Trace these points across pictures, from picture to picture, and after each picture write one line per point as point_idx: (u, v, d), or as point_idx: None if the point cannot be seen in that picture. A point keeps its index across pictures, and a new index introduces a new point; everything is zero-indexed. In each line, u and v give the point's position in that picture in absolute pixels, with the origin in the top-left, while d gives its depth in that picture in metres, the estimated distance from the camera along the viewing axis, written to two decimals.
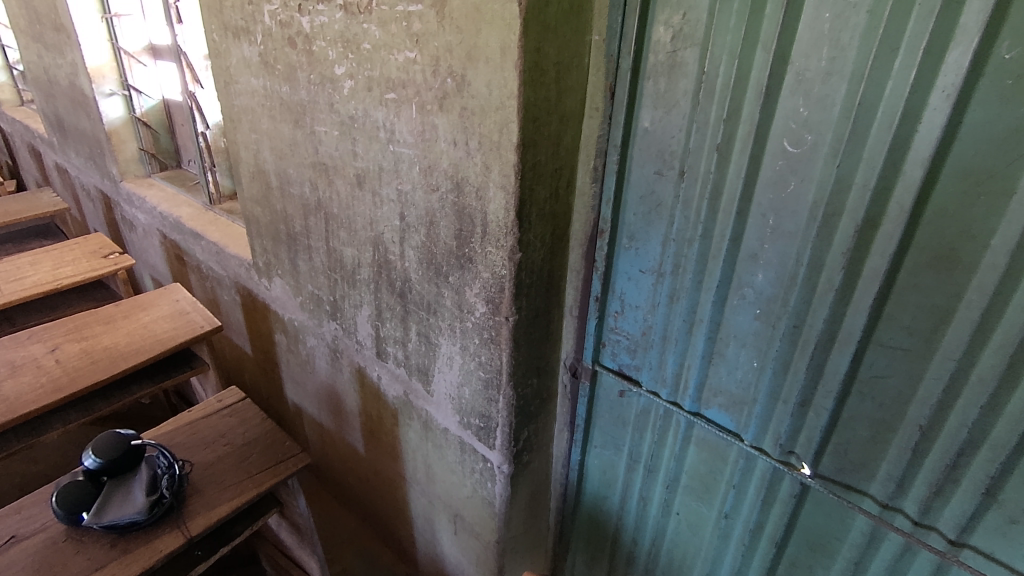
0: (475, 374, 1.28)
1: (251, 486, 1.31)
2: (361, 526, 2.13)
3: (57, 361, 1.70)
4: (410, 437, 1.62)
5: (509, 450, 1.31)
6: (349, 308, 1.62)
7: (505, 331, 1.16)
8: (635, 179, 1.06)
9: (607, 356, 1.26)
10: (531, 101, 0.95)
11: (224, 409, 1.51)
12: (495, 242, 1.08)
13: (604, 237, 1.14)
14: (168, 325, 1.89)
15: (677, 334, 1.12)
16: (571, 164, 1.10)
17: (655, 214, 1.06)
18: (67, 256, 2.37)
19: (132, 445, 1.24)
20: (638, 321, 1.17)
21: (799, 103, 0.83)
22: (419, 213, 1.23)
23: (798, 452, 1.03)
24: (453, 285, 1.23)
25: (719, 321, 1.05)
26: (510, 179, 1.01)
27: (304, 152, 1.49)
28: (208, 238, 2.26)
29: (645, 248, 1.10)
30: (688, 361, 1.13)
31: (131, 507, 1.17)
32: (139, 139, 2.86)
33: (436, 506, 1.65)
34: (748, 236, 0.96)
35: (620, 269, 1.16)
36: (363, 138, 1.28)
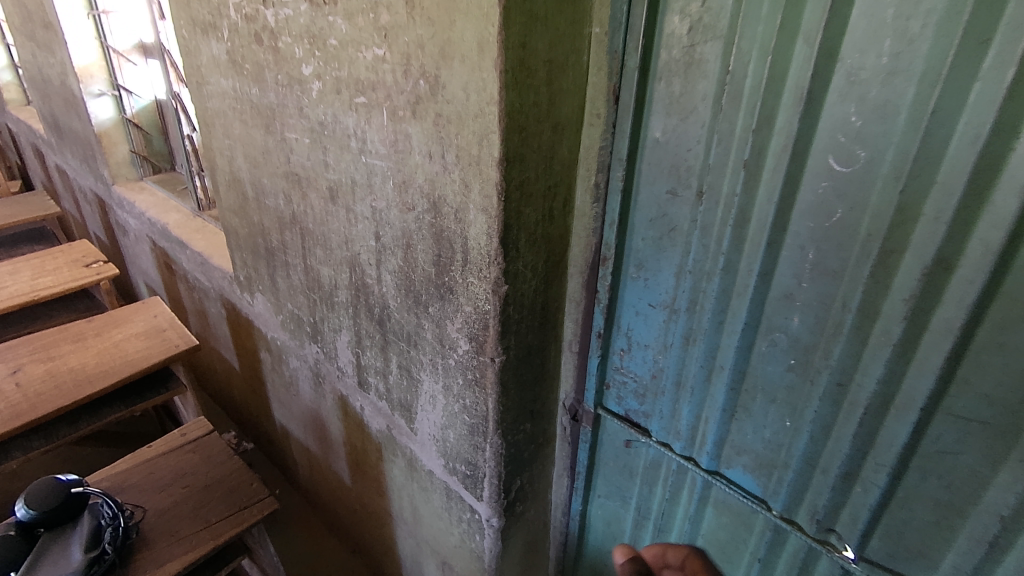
0: (459, 418, 1.12)
1: (208, 538, 1.17)
2: (350, 557, 1.99)
3: (17, 384, 1.58)
4: (395, 475, 1.47)
5: (498, 503, 1.15)
6: (329, 332, 1.47)
7: (490, 374, 1.00)
8: (644, 199, 0.89)
9: (611, 399, 1.10)
10: (516, 108, 0.79)
11: (187, 445, 1.37)
12: (477, 272, 0.92)
13: (607, 265, 0.97)
14: (141, 344, 1.76)
15: (693, 382, 0.95)
16: (567, 180, 0.93)
17: (668, 240, 0.88)
18: (48, 265, 2.26)
19: (72, 493, 1.12)
20: (647, 363, 1.00)
21: (850, 110, 0.65)
22: (395, 234, 1.07)
23: (841, 531, 0.86)
24: (433, 316, 1.06)
25: (744, 370, 0.88)
26: (492, 201, 0.84)
27: (276, 162, 1.34)
28: (193, 248, 2.13)
29: (656, 279, 0.93)
30: (707, 414, 0.96)
31: (67, 566, 1.04)
32: (131, 141, 2.74)
33: (423, 549, 1.50)
34: (782, 272, 0.78)
35: (626, 301, 0.99)
36: (334, 148, 1.12)
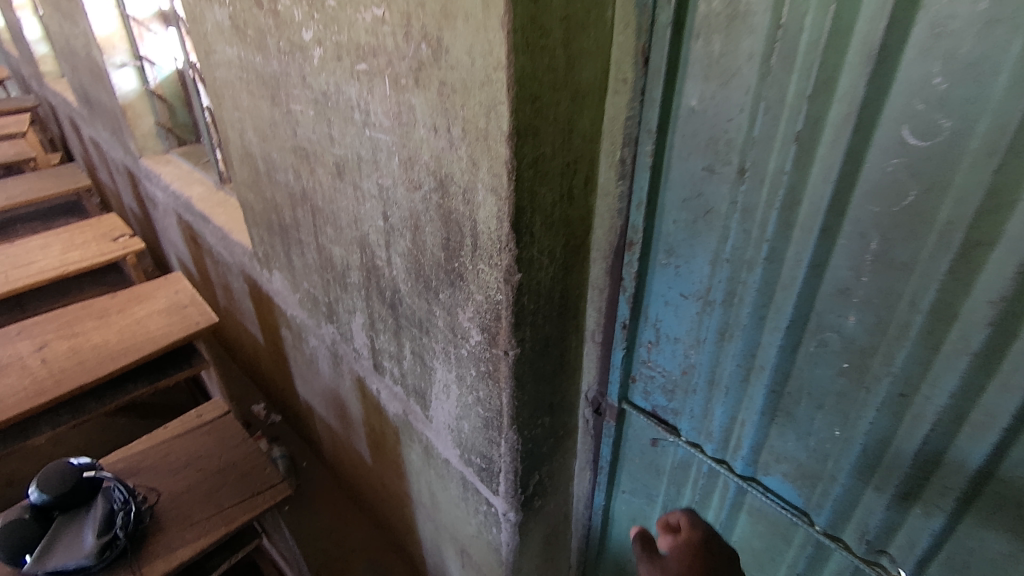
0: (473, 410, 1.05)
1: (220, 524, 1.15)
2: (375, 534, 1.98)
3: (42, 360, 1.59)
4: (413, 459, 1.43)
5: (515, 498, 1.09)
6: (344, 313, 1.41)
7: (503, 368, 0.92)
8: (676, 177, 0.78)
9: (637, 393, 1.01)
10: (527, 74, 0.68)
11: (202, 427, 1.35)
12: (488, 259, 0.83)
13: (634, 251, 0.87)
14: (162, 321, 1.75)
15: (728, 382, 0.85)
16: (589, 154, 0.83)
17: (703, 224, 0.78)
18: (77, 239, 2.27)
19: (84, 477, 1.11)
20: (677, 358, 0.91)
21: (934, 69, 0.53)
22: (403, 214, 0.99)
23: (894, 554, 0.76)
24: (444, 303, 0.99)
25: (788, 371, 0.78)
26: (501, 179, 0.74)
27: (283, 135, 1.27)
28: (214, 222, 2.10)
29: (688, 268, 0.82)
30: (744, 417, 0.86)
31: (80, 550, 1.03)
32: (156, 114, 2.72)
33: (442, 534, 1.46)
34: (837, 264, 0.67)
35: (654, 290, 0.89)
36: (338, 120, 1.04)
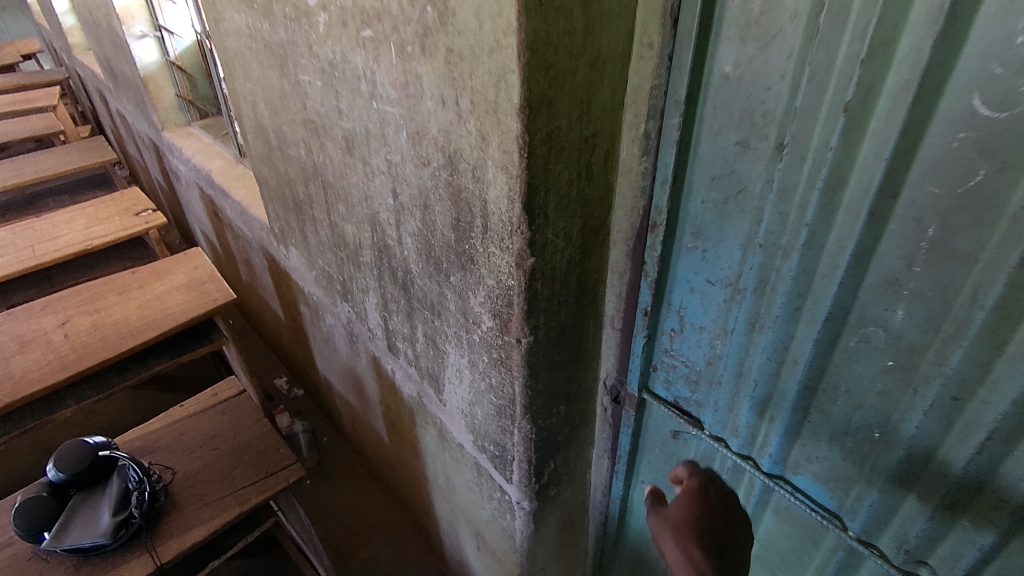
0: (486, 397, 1.01)
1: (234, 505, 1.15)
2: (393, 510, 1.99)
3: (65, 335, 1.61)
4: (428, 441, 1.40)
5: (528, 487, 1.05)
6: (358, 292, 1.38)
7: (516, 356, 0.87)
8: (706, 152, 0.71)
9: (658, 383, 0.95)
10: (540, 39, 0.62)
11: (218, 406, 1.35)
12: (499, 242, 0.78)
13: (657, 233, 0.80)
14: (182, 297, 1.75)
15: (758, 375, 0.79)
16: (610, 128, 0.76)
17: (735, 205, 0.71)
18: (101, 213, 2.29)
19: (99, 457, 1.11)
20: (702, 348, 0.85)
21: (1017, 26, 0.45)
22: (412, 192, 0.93)
23: (935, 566, 0.70)
24: (455, 286, 0.94)
25: (824, 367, 0.71)
26: (512, 156, 0.68)
27: (293, 108, 1.22)
28: (233, 197, 2.09)
29: (717, 252, 0.76)
30: (773, 413, 0.80)
31: (96, 528, 1.04)
32: (176, 86, 2.69)
33: (458, 516, 1.45)
34: (886, 252, 0.60)
35: (678, 275, 0.82)
36: (346, 91, 0.98)
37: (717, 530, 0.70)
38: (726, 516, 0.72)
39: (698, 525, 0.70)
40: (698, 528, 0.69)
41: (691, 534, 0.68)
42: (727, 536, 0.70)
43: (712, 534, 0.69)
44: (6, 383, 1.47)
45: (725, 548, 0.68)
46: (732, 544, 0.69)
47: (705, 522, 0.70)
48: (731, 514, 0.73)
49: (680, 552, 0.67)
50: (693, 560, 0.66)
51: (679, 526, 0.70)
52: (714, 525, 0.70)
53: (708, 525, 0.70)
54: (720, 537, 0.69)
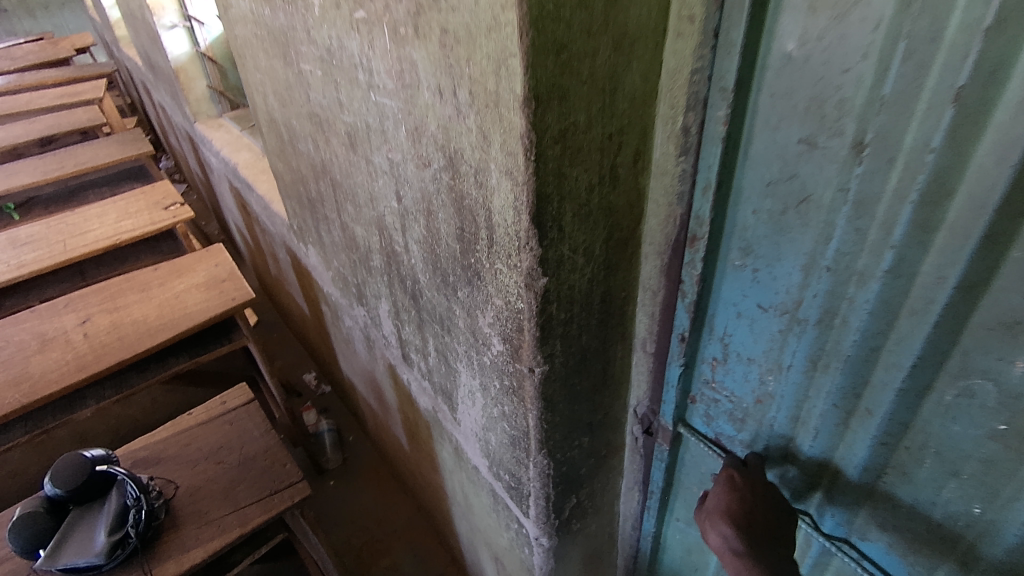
0: (500, 424, 0.90)
1: (235, 526, 1.10)
2: (417, 517, 1.91)
3: (85, 335, 1.59)
4: (446, 457, 1.31)
5: (547, 524, 0.94)
6: (371, 297, 1.29)
7: (529, 387, 0.76)
8: (760, 153, 0.57)
9: (697, 416, 0.82)
10: (548, 14, 0.49)
11: (226, 415, 1.31)
12: (506, 258, 0.66)
13: (698, 248, 0.66)
14: (201, 296, 1.71)
15: (819, 421, 0.65)
16: (641, 121, 0.62)
17: (796, 218, 0.56)
18: (132, 206, 2.28)
19: (95, 471, 1.07)
20: (750, 383, 0.71)
21: None
22: (415, 195, 0.82)
23: None
24: (463, 302, 0.83)
25: (908, 423, 0.57)
26: (517, 160, 0.56)
27: (299, 100, 1.12)
28: (257, 191, 2.04)
29: (771, 273, 0.62)
30: (839, 465, 0.66)
31: (90, 548, 1.01)
32: (207, 76, 2.66)
33: (477, 538, 1.35)
34: (1006, 288, 0.45)
35: (721, 297, 0.69)
36: (345, 81, 0.87)
37: (755, 502, 0.69)
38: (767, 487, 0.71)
39: (733, 500, 0.69)
40: (733, 505, 0.69)
41: (723, 511, 0.69)
42: (768, 509, 0.69)
43: (748, 506, 0.68)
44: (24, 383, 1.46)
45: (763, 523, 0.68)
46: (771, 517, 0.68)
47: (741, 497, 0.69)
48: (771, 487, 0.71)
49: (717, 536, 0.68)
50: (730, 542, 0.67)
51: (713, 508, 0.70)
52: (751, 497, 0.69)
53: (745, 499, 0.69)
54: (760, 509, 0.68)
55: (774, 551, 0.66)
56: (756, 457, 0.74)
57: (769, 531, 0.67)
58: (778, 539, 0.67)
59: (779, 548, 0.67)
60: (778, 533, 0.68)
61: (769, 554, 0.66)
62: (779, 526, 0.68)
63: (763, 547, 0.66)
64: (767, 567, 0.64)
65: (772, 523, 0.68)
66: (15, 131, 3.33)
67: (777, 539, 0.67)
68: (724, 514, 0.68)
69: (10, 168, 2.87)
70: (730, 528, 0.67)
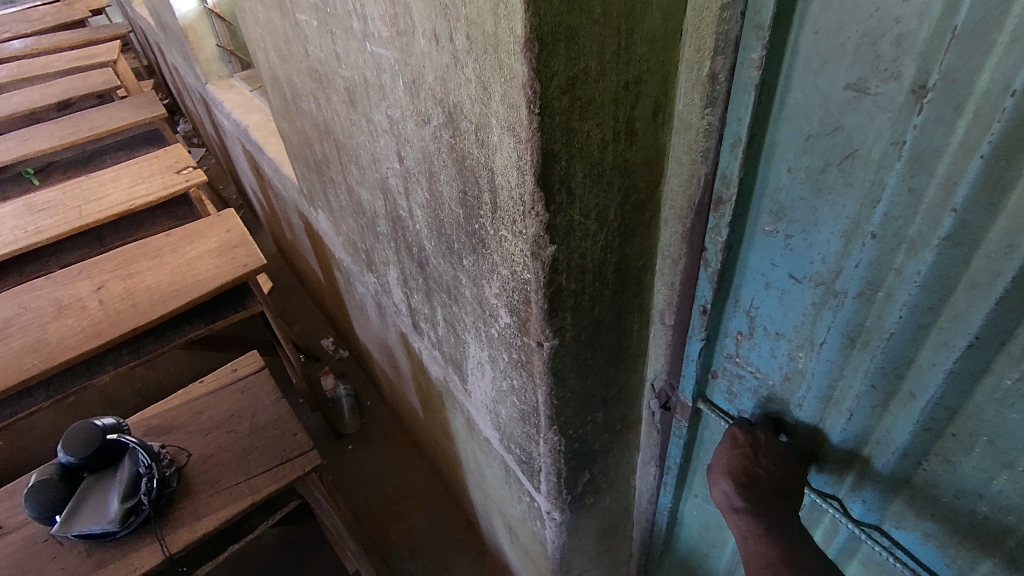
0: (509, 398, 0.86)
1: (247, 493, 1.11)
2: (434, 481, 1.92)
3: (100, 301, 1.59)
4: (458, 427, 1.28)
5: (559, 500, 0.91)
6: (380, 264, 1.24)
7: (538, 362, 0.71)
8: (799, 102, 0.49)
9: (718, 393, 0.77)
10: None
11: (237, 383, 1.32)
12: (511, 224, 0.60)
13: (723, 212, 0.59)
14: (213, 262, 1.69)
15: (854, 404, 0.60)
16: (662, 68, 0.55)
17: (838, 177, 0.49)
18: (145, 171, 2.26)
19: (107, 440, 1.07)
20: (778, 360, 0.65)
21: None
22: (416, 156, 0.76)
23: None
24: (469, 271, 0.78)
25: (958, 408, 0.51)
26: (520, 113, 0.50)
27: (299, 55, 1.06)
28: (268, 154, 1.99)
29: (806, 239, 0.55)
30: (875, 449, 0.61)
31: (104, 515, 1.02)
32: (216, 36, 2.59)
33: (491, 507, 1.34)
34: None
35: (748, 266, 0.63)
36: (341, 32, 0.81)
37: (756, 454, 0.66)
38: (768, 439, 0.67)
39: (734, 457, 0.67)
40: (733, 461, 0.66)
41: (724, 467, 0.66)
42: (774, 464, 0.65)
43: (747, 459, 0.65)
44: (43, 350, 1.47)
45: (766, 477, 0.64)
46: (777, 471, 0.64)
47: (743, 451, 0.67)
48: (782, 448, 0.67)
49: (720, 494, 0.65)
50: (731, 499, 0.63)
51: (716, 467, 0.67)
52: (754, 451, 0.66)
53: (747, 454, 0.66)
54: (761, 463, 0.65)
55: (774, 502, 0.62)
56: (768, 419, 0.70)
57: (771, 484, 0.63)
58: (780, 492, 0.63)
59: (780, 501, 0.63)
60: (781, 485, 0.64)
61: (771, 507, 0.62)
62: (784, 478, 0.64)
63: (766, 500, 0.62)
64: (768, 521, 0.61)
65: (776, 474, 0.64)
66: (32, 95, 3.32)
67: (780, 492, 0.63)
68: (726, 471, 0.65)
69: (28, 133, 2.87)
70: (730, 484, 0.64)
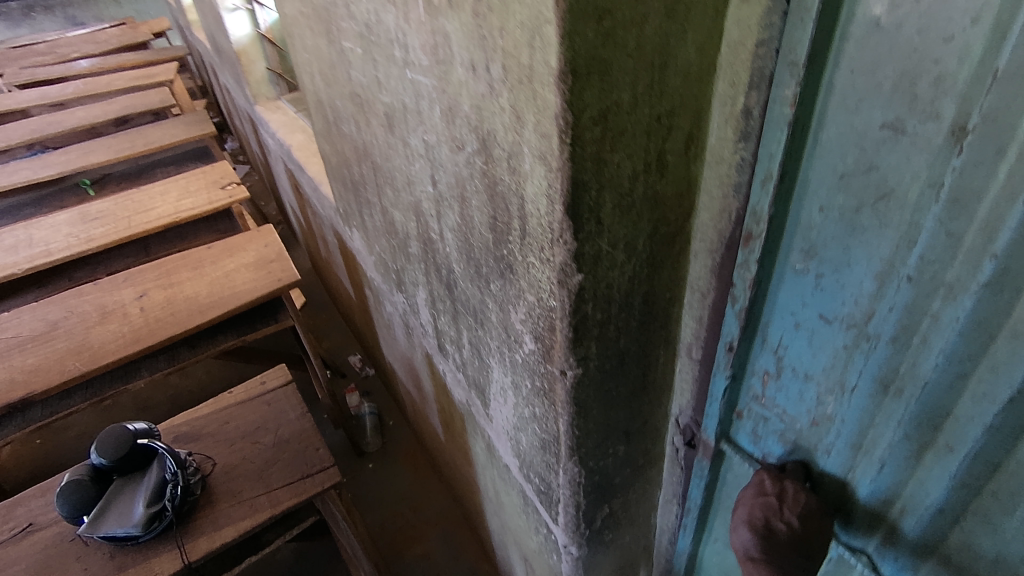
0: (531, 425, 0.85)
1: (266, 506, 1.13)
2: (451, 505, 1.91)
3: (141, 309, 1.65)
4: (479, 452, 1.28)
5: (576, 534, 0.89)
6: (409, 284, 1.26)
7: (559, 391, 0.70)
8: (834, 140, 0.49)
9: (743, 433, 0.74)
10: None
11: (265, 395, 1.34)
12: (539, 251, 0.61)
13: (753, 248, 0.58)
14: (250, 275, 1.74)
15: (886, 453, 0.57)
16: (697, 99, 0.55)
17: (872, 218, 0.48)
18: (192, 185, 2.35)
19: (138, 445, 1.09)
20: (806, 403, 0.63)
21: None
22: (449, 181, 0.78)
23: None
24: (496, 296, 0.78)
25: (998, 463, 0.49)
26: (551, 142, 0.50)
27: (342, 80, 1.09)
28: (308, 173, 2.06)
29: (838, 279, 0.54)
30: (907, 503, 0.58)
31: (129, 518, 1.04)
32: (267, 60, 2.71)
33: (507, 535, 1.32)
34: None
35: (778, 304, 0.61)
36: (382, 59, 0.84)
37: (781, 506, 0.63)
38: (794, 490, 0.63)
39: (757, 506, 0.65)
40: (756, 510, 0.64)
41: (745, 514, 0.65)
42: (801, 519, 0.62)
43: (770, 510, 0.64)
44: (84, 353, 1.52)
45: (788, 532, 0.62)
46: (802, 527, 0.62)
47: (767, 500, 0.64)
48: (810, 499, 0.63)
49: (739, 540, 0.65)
50: (749, 549, 0.63)
51: (740, 513, 0.66)
52: (779, 502, 0.64)
53: (771, 504, 0.64)
54: (784, 516, 0.63)
55: (792, 558, 0.61)
56: (797, 464, 0.67)
57: (793, 539, 0.62)
58: (801, 549, 0.62)
59: (800, 557, 0.61)
60: (803, 540, 0.62)
61: (789, 561, 0.61)
62: (808, 533, 0.62)
63: (785, 554, 0.61)
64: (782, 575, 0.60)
65: (799, 529, 0.62)
66: (93, 111, 3.50)
67: (802, 548, 0.62)
68: (748, 520, 0.64)
69: (87, 146, 3.03)
70: (749, 534, 0.63)
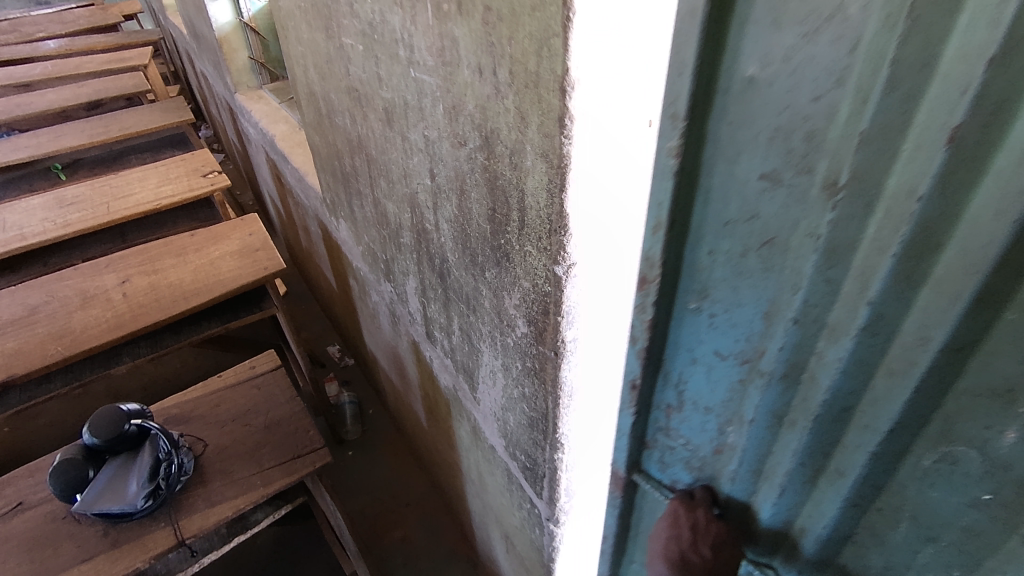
0: (519, 405, 0.91)
1: (260, 485, 1.16)
2: (430, 492, 1.95)
3: (124, 295, 1.65)
4: (462, 436, 1.33)
5: (561, 508, 0.93)
6: (399, 274, 1.31)
7: (550, 370, 0.76)
8: (720, 186, 0.51)
9: (652, 462, 0.78)
10: None
11: (254, 379, 1.37)
12: (537, 241, 0.66)
13: (649, 291, 0.61)
14: (235, 263, 1.75)
15: (784, 479, 0.61)
16: None
17: (758, 262, 0.51)
18: (172, 172, 2.34)
19: (132, 425, 1.11)
20: (708, 433, 0.67)
21: None
22: (448, 174, 0.83)
23: None
24: (491, 283, 0.83)
25: (883, 485, 0.52)
26: (553, 142, 0.56)
27: (339, 73, 1.13)
28: (292, 163, 2.07)
29: (731, 320, 0.57)
30: (803, 526, 0.62)
31: (125, 496, 1.07)
32: (249, 48, 2.69)
33: (489, 514, 1.38)
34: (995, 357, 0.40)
35: (679, 344, 0.64)
36: (385, 57, 0.88)
37: (695, 539, 0.66)
38: (706, 523, 0.67)
39: (669, 541, 0.68)
40: (671, 545, 0.68)
41: (662, 549, 0.69)
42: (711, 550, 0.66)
43: (684, 544, 0.67)
44: (65, 337, 1.52)
45: (701, 564, 0.65)
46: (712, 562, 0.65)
47: (679, 535, 0.68)
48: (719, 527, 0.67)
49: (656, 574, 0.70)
50: None
51: (655, 549, 0.71)
52: (693, 534, 0.67)
53: (682, 538, 0.67)
54: (699, 550, 0.66)
55: None
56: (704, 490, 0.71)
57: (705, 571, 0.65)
58: None
59: None
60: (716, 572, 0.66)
61: None
62: (721, 564, 0.66)
63: None
64: None
65: (712, 561, 0.66)
66: (64, 92, 3.42)
67: None
68: (663, 555, 0.69)
69: (58, 129, 2.96)
70: (665, 566, 0.68)
